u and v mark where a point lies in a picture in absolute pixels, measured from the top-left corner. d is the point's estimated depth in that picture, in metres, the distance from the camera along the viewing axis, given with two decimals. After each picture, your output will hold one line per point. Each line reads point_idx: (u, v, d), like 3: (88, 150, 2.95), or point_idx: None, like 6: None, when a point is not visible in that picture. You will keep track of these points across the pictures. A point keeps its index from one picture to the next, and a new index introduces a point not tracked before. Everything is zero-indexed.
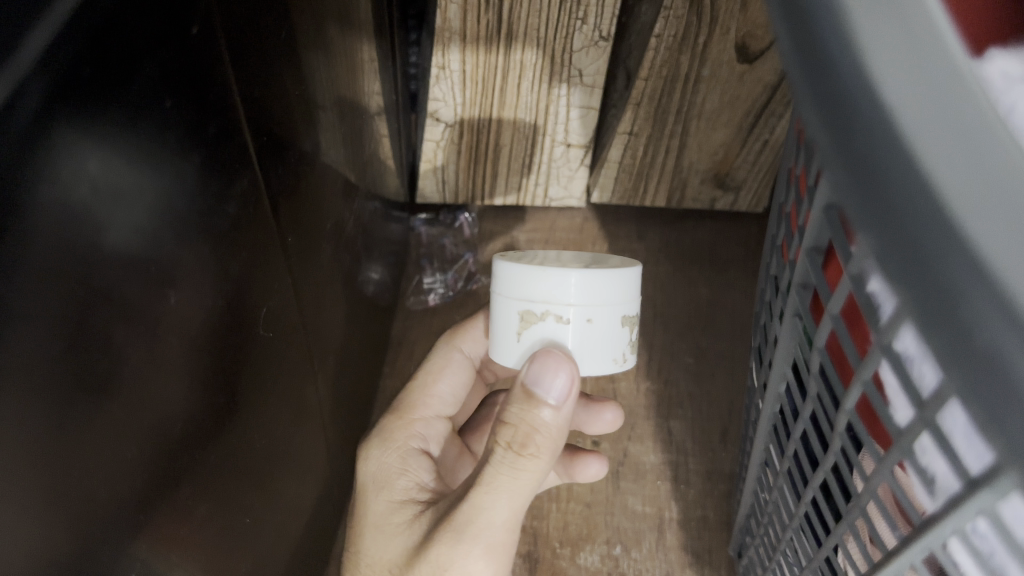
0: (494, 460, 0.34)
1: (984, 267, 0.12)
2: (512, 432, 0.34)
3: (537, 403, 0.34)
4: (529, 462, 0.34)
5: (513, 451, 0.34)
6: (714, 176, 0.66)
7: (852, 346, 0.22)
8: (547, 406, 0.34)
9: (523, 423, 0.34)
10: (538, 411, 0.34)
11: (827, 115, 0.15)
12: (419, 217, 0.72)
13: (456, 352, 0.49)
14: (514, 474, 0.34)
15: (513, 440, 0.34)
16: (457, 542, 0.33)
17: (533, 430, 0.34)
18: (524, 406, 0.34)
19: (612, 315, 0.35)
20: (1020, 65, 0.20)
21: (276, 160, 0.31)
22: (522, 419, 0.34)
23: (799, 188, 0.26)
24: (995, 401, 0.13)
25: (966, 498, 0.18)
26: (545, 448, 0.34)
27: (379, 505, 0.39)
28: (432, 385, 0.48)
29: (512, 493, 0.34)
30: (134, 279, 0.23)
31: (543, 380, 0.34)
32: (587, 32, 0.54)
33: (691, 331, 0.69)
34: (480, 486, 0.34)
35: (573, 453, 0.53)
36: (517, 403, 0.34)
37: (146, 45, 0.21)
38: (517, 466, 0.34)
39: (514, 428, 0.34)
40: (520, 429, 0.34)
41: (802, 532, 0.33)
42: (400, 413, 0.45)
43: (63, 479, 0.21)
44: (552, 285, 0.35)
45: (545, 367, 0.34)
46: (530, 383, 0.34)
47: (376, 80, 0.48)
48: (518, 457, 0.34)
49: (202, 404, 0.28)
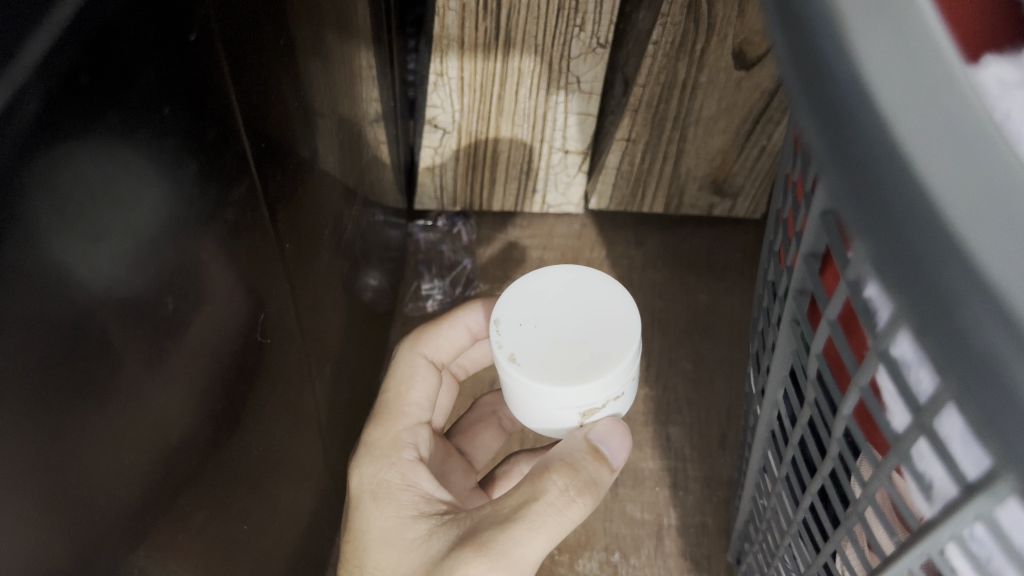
0: (543, 500, 0.34)
1: (979, 273, 0.12)
2: (571, 477, 0.35)
3: (602, 459, 0.35)
4: (580, 509, 0.35)
5: (569, 493, 0.34)
6: (712, 181, 0.66)
7: (849, 351, 0.22)
8: (606, 463, 0.35)
9: (587, 472, 0.35)
10: (602, 464, 0.35)
11: (823, 122, 0.15)
12: (417, 224, 0.72)
13: (420, 357, 0.45)
14: (561, 516, 0.34)
15: (571, 483, 0.34)
16: (494, 566, 0.33)
17: (590, 480, 0.35)
18: (590, 457, 0.35)
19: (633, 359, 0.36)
20: (1016, 71, 0.20)
21: (275, 167, 0.32)
22: (586, 468, 0.35)
23: (795, 194, 0.26)
24: (996, 408, 0.13)
25: (963, 504, 0.18)
26: (594, 499, 0.35)
27: (390, 524, 0.37)
28: (409, 395, 0.44)
29: (552, 536, 0.34)
30: (135, 286, 0.23)
31: (609, 441, 0.35)
32: (585, 40, 0.55)
33: (690, 337, 0.68)
34: (523, 520, 0.33)
35: None
36: (580, 449, 0.35)
37: (146, 52, 0.21)
38: (569, 508, 0.34)
39: (576, 473, 0.35)
40: (582, 476, 0.35)
41: (801, 538, 0.33)
42: (389, 424, 0.42)
43: (65, 487, 0.21)
44: (593, 394, 0.34)
45: (615, 433, 0.36)
46: (596, 442, 0.35)
47: (375, 86, 0.48)
48: (571, 502, 0.34)
49: (201, 411, 0.28)
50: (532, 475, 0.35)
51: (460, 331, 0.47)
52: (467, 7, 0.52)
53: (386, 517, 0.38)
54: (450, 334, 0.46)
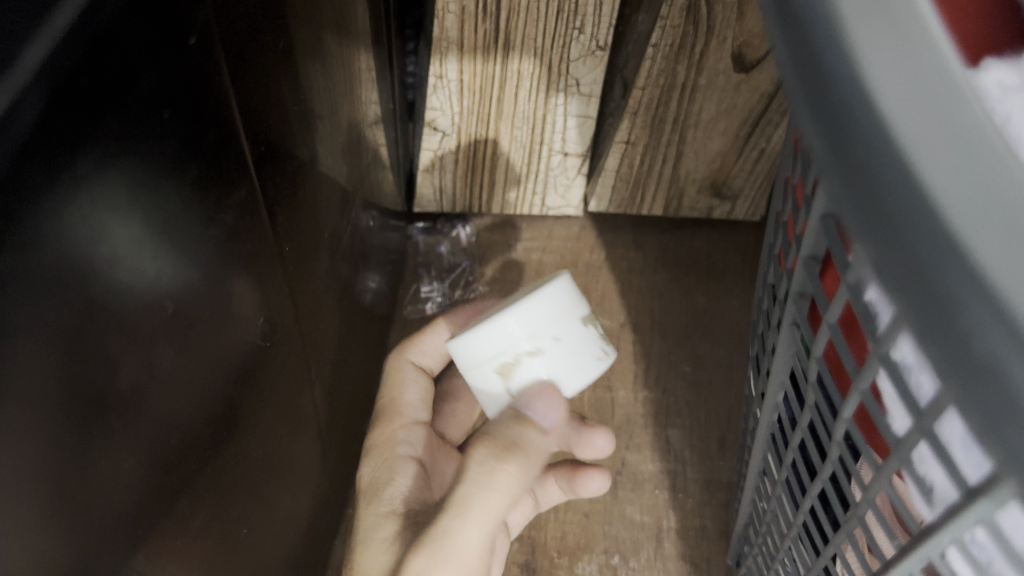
0: (465, 477, 0.34)
1: (980, 278, 0.12)
2: (495, 445, 0.34)
3: (524, 420, 0.35)
4: (507, 475, 0.34)
5: (491, 463, 0.34)
6: (711, 184, 0.66)
7: (849, 354, 0.22)
8: (532, 424, 0.35)
9: (505, 436, 0.34)
10: (523, 427, 0.35)
11: (824, 125, 0.15)
12: (416, 226, 0.72)
13: (407, 361, 0.46)
14: (489, 486, 0.34)
15: (495, 452, 0.34)
16: (438, 557, 0.33)
17: (512, 444, 0.34)
18: (510, 423, 0.35)
19: (568, 324, 0.36)
20: (1016, 74, 0.20)
21: (274, 170, 0.31)
22: (504, 433, 0.34)
23: (795, 197, 0.26)
24: (999, 412, 0.13)
25: (965, 508, 0.18)
26: (526, 465, 0.35)
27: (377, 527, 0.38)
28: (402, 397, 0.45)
29: (485, 509, 0.34)
30: (134, 289, 0.23)
31: (534, 402, 0.35)
32: (584, 42, 0.55)
33: (689, 339, 0.68)
34: (455, 505, 0.34)
35: (574, 468, 0.52)
36: (504, 419, 0.35)
37: (146, 55, 0.21)
38: (494, 478, 0.34)
39: (495, 440, 0.34)
40: (500, 440, 0.34)
41: (801, 541, 0.33)
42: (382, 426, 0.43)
43: (63, 491, 0.21)
44: (500, 335, 0.35)
45: (540, 393, 0.35)
46: (521, 406, 0.35)
47: (373, 89, 0.48)
48: (496, 467, 0.34)
49: (200, 414, 0.28)
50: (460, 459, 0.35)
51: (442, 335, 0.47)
52: (467, 10, 0.52)
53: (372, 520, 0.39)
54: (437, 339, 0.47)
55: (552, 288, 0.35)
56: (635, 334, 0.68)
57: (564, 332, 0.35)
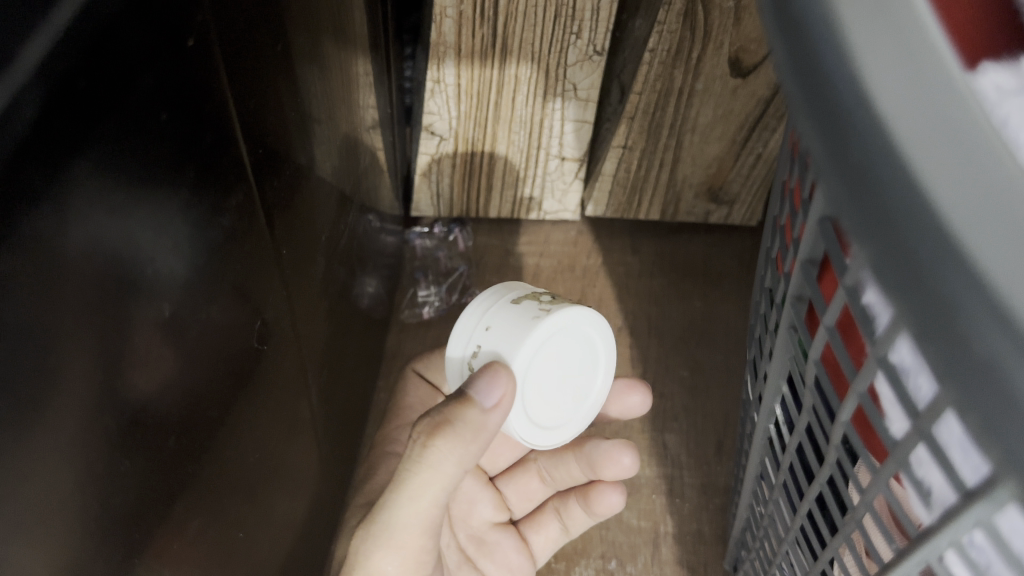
0: (407, 453, 0.36)
1: (979, 278, 0.12)
2: (432, 426, 0.35)
3: (461, 400, 0.35)
4: (434, 453, 0.35)
5: (422, 441, 0.35)
6: (708, 189, 0.66)
7: (847, 358, 0.22)
8: (472, 404, 0.35)
9: (439, 415, 0.35)
10: (459, 408, 0.35)
11: (822, 126, 0.15)
12: (414, 230, 0.71)
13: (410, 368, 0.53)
14: (417, 463, 0.35)
15: (428, 431, 0.35)
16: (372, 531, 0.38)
17: (449, 427, 0.35)
18: (449, 402, 0.35)
19: (500, 312, 0.37)
20: (1013, 78, 0.20)
21: (271, 173, 0.31)
22: (441, 413, 0.35)
23: (793, 201, 0.26)
24: (999, 413, 0.13)
25: (962, 510, 0.18)
26: (458, 447, 0.35)
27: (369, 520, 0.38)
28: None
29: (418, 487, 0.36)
30: (127, 293, 0.23)
31: (474, 383, 0.35)
32: (582, 47, 0.55)
33: (686, 344, 0.68)
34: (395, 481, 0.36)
35: (590, 484, 0.54)
36: (449, 398, 0.35)
37: (143, 56, 0.21)
38: (423, 459, 0.35)
39: (431, 420, 0.35)
40: (435, 420, 0.35)
41: (798, 545, 0.33)
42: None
43: (56, 494, 0.21)
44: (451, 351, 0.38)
45: (475, 373, 0.35)
46: (464, 386, 0.35)
47: (371, 94, 0.48)
48: (424, 447, 0.35)
49: (195, 418, 0.28)
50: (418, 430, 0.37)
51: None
52: (464, 14, 0.52)
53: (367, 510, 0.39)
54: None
55: (480, 298, 0.39)
56: (632, 339, 0.68)
57: (494, 321, 0.37)
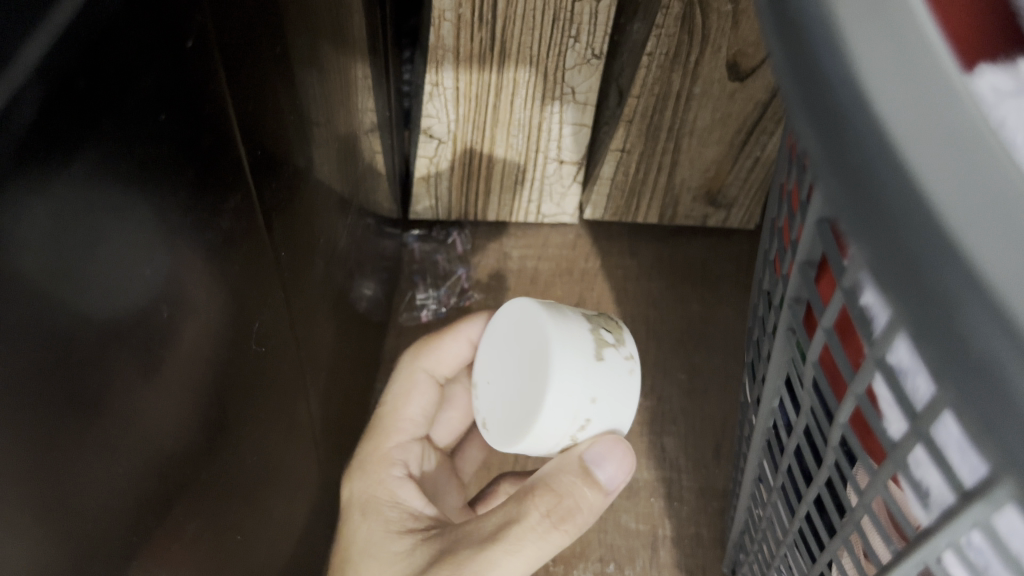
0: (524, 526, 0.36)
1: (976, 276, 0.13)
2: (557, 502, 0.37)
3: (587, 479, 0.37)
4: (561, 535, 0.37)
5: (551, 520, 0.36)
6: (706, 192, 0.66)
7: (845, 359, 0.22)
8: (596, 485, 0.37)
9: (569, 497, 0.36)
10: (586, 488, 0.37)
11: (819, 126, 0.15)
12: (412, 233, 0.72)
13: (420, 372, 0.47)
14: (540, 541, 0.36)
15: (554, 509, 0.36)
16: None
17: (576, 507, 0.37)
18: (575, 481, 0.37)
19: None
20: (1011, 80, 0.20)
21: (269, 175, 0.31)
22: (569, 492, 0.37)
23: (790, 203, 0.26)
24: (997, 413, 0.13)
25: (960, 511, 0.18)
26: (580, 526, 0.37)
27: (375, 537, 0.40)
28: (403, 412, 0.47)
29: (528, 560, 0.36)
30: (126, 292, 0.23)
31: (604, 461, 0.37)
32: (580, 50, 0.55)
33: (684, 347, 0.68)
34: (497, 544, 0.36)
35: None
36: (570, 475, 0.37)
37: (141, 57, 0.21)
38: (547, 537, 0.36)
39: (559, 499, 0.37)
40: (564, 502, 0.37)
41: (797, 548, 0.33)
42: (377, 439, 0.45)
43: (54, 495, 0.21)
44: (554, 428, 0.37)
45: (609, 451, 0.37)
46: (587, 460, 0.37)
47: (370, 96, 0.48)
48: (551, 527, 0.36)
49: (193, 420, 0.28)
50: (522, 498, 0.37)
51: (463, 342, 0.47)
52: (463, 18, 0.52)
53: (361, 527, 0.41)
54: (450, 347, 0.47)
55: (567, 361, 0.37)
56: None
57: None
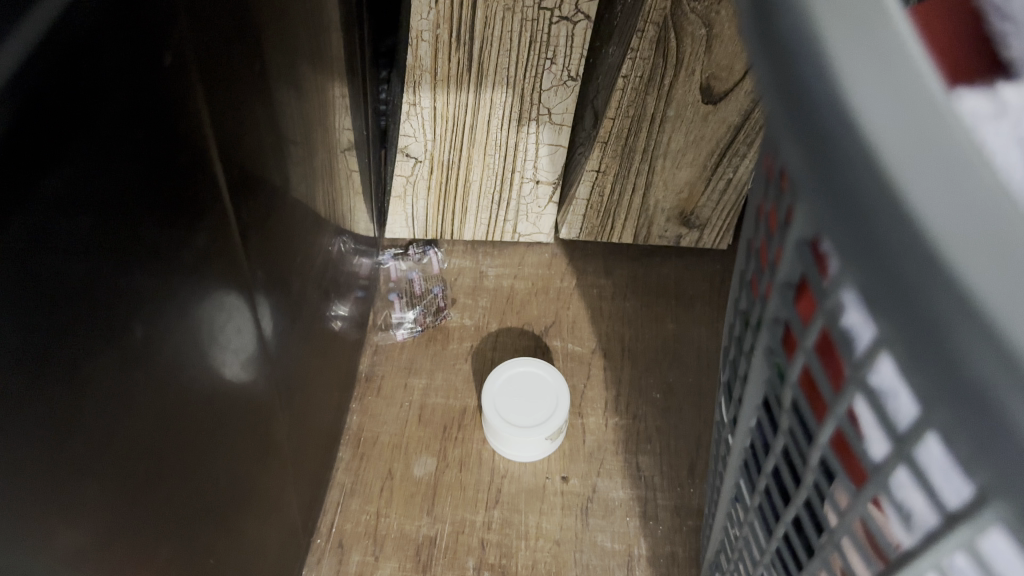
0: None
1: (967, 301, 0.13)
2: None
3: None
4: None
5: None
6: (680, 213, 0.67)
7: (826, 380, 0.22)
8: None
9: None
10: None
11: (809, 150, 0.15)
12: (388, 252, 0.72)
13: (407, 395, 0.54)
14: None
15: None
16: None
17: None
18: None
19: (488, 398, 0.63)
20: (982, 108, 0.21)
21: (244, 195, 0.31)
22: None
23: (767, 224, 0.26)
24: (989, 437, 0.13)
25: (945, 533, 0.18)
26: None
27: None
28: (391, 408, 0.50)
29: None
30: (92, 320, 0.22)
31: None
32: (557, 72, 0.55)
33: (658, 365, 0.69)
34: None
35: None
36: None
37: (115, 73, 0.21)
38: None
39: None
40: None
41: (774, 567, 0.33)
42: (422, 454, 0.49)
43: (12, 514, 0.21)
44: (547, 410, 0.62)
45: None
46: None
47: (347, 116, 0.48)
48: None
49: (166, 441, 0.28)
50: None
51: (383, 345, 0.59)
52: (440, 39, 0.53)
53: None
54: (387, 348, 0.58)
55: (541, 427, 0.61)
56: (605, 361, 0.69)
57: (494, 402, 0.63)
